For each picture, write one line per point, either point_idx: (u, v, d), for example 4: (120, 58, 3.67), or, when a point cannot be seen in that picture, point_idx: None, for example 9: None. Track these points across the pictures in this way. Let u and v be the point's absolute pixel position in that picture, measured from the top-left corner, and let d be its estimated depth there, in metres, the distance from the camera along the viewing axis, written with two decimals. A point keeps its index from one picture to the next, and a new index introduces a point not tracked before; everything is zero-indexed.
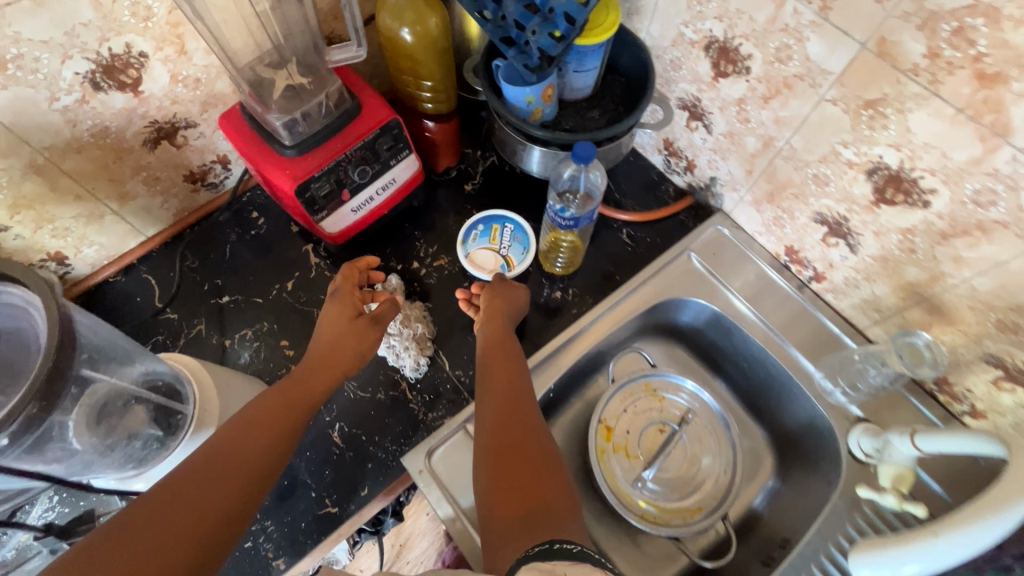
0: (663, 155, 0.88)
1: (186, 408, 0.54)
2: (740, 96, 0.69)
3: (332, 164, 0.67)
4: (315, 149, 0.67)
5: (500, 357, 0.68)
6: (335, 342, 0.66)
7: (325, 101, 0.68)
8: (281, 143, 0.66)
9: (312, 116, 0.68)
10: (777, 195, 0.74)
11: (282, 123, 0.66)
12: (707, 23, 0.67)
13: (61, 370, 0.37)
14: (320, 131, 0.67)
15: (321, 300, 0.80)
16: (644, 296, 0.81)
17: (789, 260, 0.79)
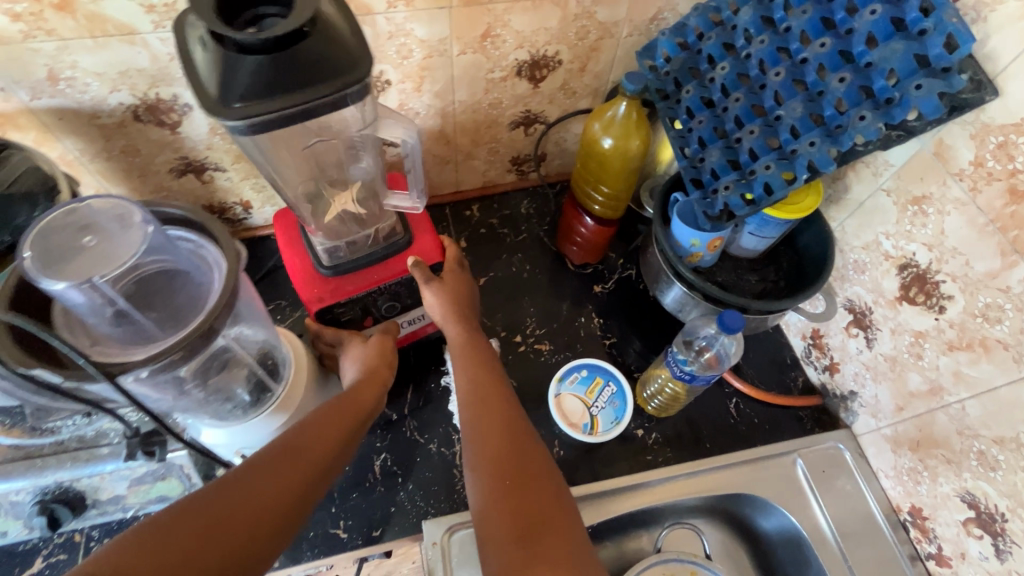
0: (806, 342, 0.82)
1: (276, 388, 0.59)
2: (922, 330, 0.63)
3: (361, 293, 0.66)
4: (350, 273, 0.66)
5: (500, 398, 0.63)
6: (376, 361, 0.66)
7: (375, 233, 0.68)
8: (319, 262, 0.67)
9: (357, 244, 0.68)
10: (923, 447, 0.65)
11: (324, 246, 0.67)
12: (912, 245, 0.62)
13: (214, 329, 0.41)
14: (360, 259, 0.67)
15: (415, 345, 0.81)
16: (728, 480, 0.73)
17: (911, 521, 0.68)
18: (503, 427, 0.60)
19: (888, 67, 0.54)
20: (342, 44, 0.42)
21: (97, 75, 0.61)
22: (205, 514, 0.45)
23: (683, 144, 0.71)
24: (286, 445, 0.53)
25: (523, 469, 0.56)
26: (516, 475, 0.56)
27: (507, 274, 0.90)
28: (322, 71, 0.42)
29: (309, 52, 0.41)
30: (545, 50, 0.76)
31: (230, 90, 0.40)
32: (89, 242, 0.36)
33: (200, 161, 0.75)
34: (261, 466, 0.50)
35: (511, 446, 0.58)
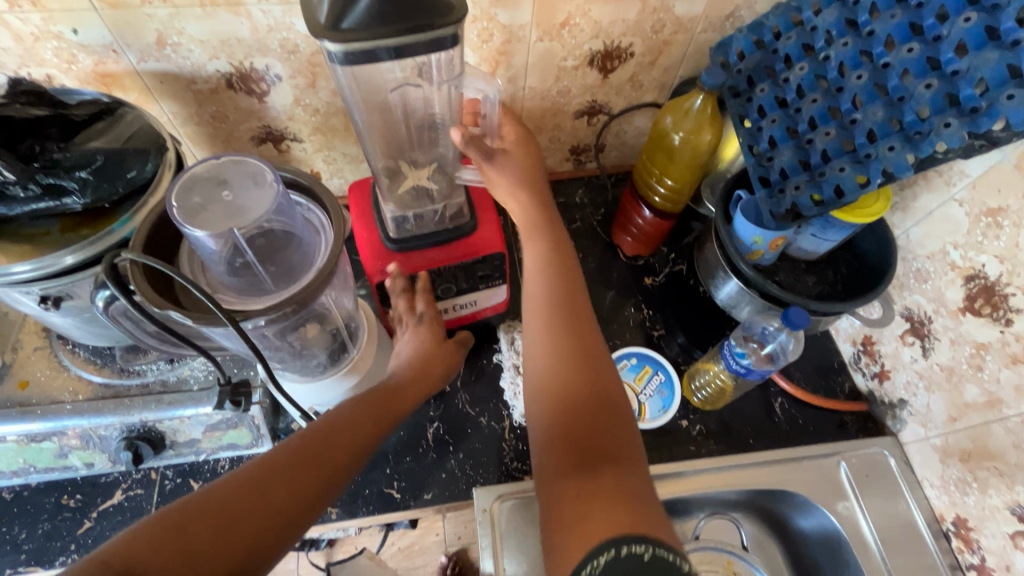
0: (856, 348, 0.82)
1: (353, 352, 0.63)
2: (985, 342, 0.63)
3: (422, 272, 0.66)
4: (415, 250, 0.66)
5: (574, 350, 0.57)
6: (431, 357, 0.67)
7: (443, 211, 0.68)
8: (387, 234, 0.66)
9: (424, 219, 0.67)
10: (975, 459, 0.65)
11: (393, 217, 0.67)
12: (982, 256, 0.62)
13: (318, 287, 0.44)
14: (426, 236, 0.66)
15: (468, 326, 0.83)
16: (770, 476, 0.74)
17: (954, 531, 0.69)
18: (576, 382, 0.55)
19: (978, 76, 0.54)
20: None
21: (200, 42, 0.64)
22: (219, 502, 0.43)
23: (752, 141, 0.71)
24: (308, 443, 0.49)
25: (595, 426, 0.52)
26: (587, 433, 0.52)
27: None
28: (428, 12, 0.45)
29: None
30: (620, 41, 0.77)
31: (343, 18, 0.44)
32: (226, 197, 0.40)
33: (280, 131, 0.78)
34: (280, 460, 0.47)
35: (584, 402, 0.54)
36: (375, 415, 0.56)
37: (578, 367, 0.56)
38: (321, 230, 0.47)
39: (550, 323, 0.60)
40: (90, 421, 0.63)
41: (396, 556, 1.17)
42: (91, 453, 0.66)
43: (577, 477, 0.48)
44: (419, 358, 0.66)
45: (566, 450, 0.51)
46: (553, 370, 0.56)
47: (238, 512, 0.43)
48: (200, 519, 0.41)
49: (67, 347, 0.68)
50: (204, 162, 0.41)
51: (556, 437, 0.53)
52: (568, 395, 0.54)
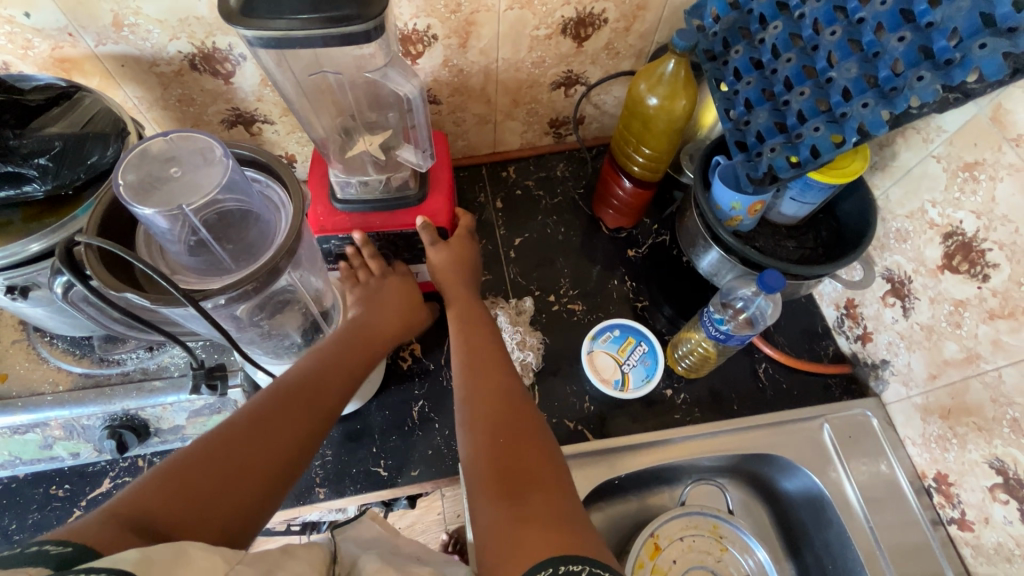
0: (839, 312, 0.82)
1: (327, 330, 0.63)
2: (963, 299, 0.63)
3: (360, 233, 0.67)
4: (356, 212, 0.67)
5: (505, 407, 0.57)
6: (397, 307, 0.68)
7: (389, 180, 0.69)
8: (333, 196, 0.68)
9: (370, 186, 0.68)
10: (954, 415, 0.66)
11: (338, 180, 0.68)
12: (960, 212, 0.62)
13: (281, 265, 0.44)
14: (368, 201, 0.67)
15: None
16: (754, 441, 0.75)
17: (935, 487, 0.69)
18: (500, 431, 0.55)
19: (952, 27, 0.53)
20: None
21: (159, 22, 0.62)
22: (217, 452, 0.47)
23: (728, 106, 0.70)
24: (288, 395, 0.53)
25: (528, 460, 0.52)
26: (515, 468, 0.51)
27: (541, 235, 0.91)
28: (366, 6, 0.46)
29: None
30: (592, 7, 0.75)
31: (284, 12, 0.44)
32: (174, 174, 0.39)
33: (250, 113, 0.77)
34: (265, 413, 0.51)
35: (513, 440, 0.54)
36: (354, 364, 0.60)
37: (507, 421, 0.56)
38: (272, 205, 0.47)
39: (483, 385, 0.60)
40: (71, 411, 0.63)
41: (395, 535, 1.19)
42: (76, 443, 0.66)
43: (509, 508, 0.47)
44: (376, 304, 0.67)
45: (491, 480, 0.50)
46: (483, 428, 0.55)
47: (238, 461, 0.47)
48: (202, 469, 0.45)
49: (45, 339, 0.68)
50: (153, 139, 0.40)
51: (483, 473, 0.51)
52: (494, 441, 0.54)
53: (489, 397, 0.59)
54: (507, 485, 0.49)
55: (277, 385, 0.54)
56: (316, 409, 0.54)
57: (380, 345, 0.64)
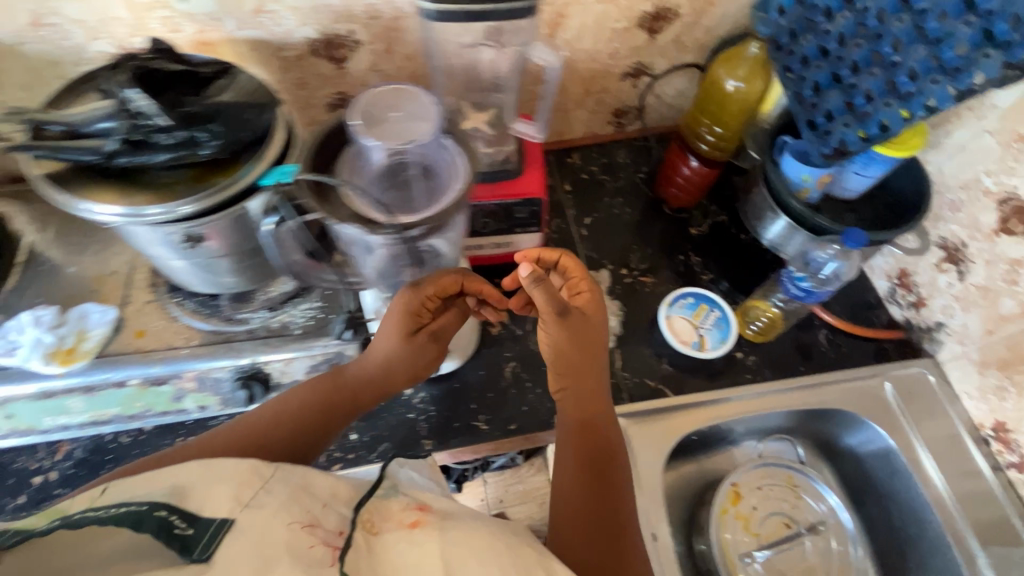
0: (891, 282, 0.89)
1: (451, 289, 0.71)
2: (1019, 258, 0.70)
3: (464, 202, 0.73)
4: None
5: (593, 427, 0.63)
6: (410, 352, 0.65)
7: (493, 155, 0.76)
8: None
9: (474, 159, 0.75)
10: (1011, 366, 0.72)
11: None
12: (1014, 179, 0.69)
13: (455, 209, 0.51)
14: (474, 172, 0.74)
15: None
16: (823, 397, 0.81)
17: (993, 435, 0.76)
18: (586, 450, 0.62)
19: (1012, 11, 0.58)
20: None
21: (294, 9, 0.69)
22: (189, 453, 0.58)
23: (798, 89, 0.77)
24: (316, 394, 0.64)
25: (607, 479, 0.62)
26: (595, 490, 0.61)
27: (609, 215, 0.98)
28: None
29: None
30: (668, 2, 0.83)
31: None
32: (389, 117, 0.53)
33: (353, 97, 0.83)
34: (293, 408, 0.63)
35: (596, 466, 0.62)
36: (342, 406, 0.65)
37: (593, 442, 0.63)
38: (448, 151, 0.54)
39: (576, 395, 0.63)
40: (206, 363, 0.68)
41: None
42: (206, 396, 0.72)
43: (580, 521, 0.60)
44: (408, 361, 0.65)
45: (577, 508, 0.60)
46: (573, 445, 0.63)
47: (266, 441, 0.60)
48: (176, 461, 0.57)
49: (174, 299, 0.73)
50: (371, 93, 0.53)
51: (576, 480, 0.61)
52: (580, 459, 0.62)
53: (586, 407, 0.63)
54: (588, 495, 0.60)
55: (274, 407, 0.63)
56: (291, 437, 0.62)
57: (407, 372, 0.66)
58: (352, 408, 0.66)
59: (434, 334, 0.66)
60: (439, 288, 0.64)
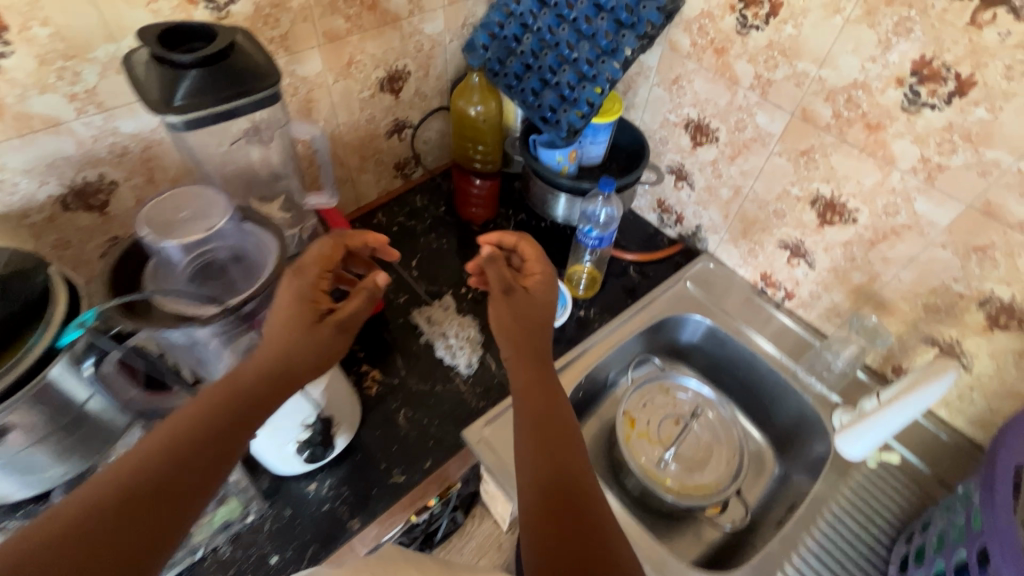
0: (657, 213, 1.12)
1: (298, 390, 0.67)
2: (713, 159, 0.95)
3: None
4: None
5: (549, 397, 0.64)
6: (286, 354, 0.54)
7: (302, 232, 0.77)
8: None
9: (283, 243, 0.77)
10: (749, 231, 0.96)
11: None
12: (685, 109, 0.95)
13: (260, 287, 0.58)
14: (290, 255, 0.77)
15: (395, 325, 0.94)
16: (649, 314, 0.99)
17: (765, 285, 1.00)
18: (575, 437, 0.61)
19: (602, 32, 0.87)
20: (255, 62, 0.58)
21: (25, 171, 0.66)
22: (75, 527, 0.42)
23: (523, 98, 0.96)
24: (185, 438, 0.48)
25: (563, 428, 0.62)
26: (548, 429, 0.61)
27: (430, 252, 1.07)
28: (246, 81, 0.57)
29: (226, 72, 0.56)
30: (396, 65, 0.96)
31: (174, 96, 0.53)
32: (187, 216, 0.60)
33: (129, 235, 0.80)
34: (215, 428, 0.50)
35: (562, 445, 0.60)
36: (224, 442, 0.50)
37: (521, 358, 0.66)
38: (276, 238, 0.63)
39: (529, 357, 0.67)
40: None
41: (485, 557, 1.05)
42: None
43: (539, 456, 0.58)
44: (290, 354, 0.54)
45: (537, 435, 0.60)
46: (533, 408, 0.63)
47: (155, 456, 0.47)
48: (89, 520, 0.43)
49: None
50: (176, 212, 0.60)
51: (530, 429, 0.61)
52: (561, 423, 0.62)
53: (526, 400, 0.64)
54: (562, 441, 0.60)
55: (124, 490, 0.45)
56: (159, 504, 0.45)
57: (315, 357, 0.56)
58: (249, 422, 0.52)
59: (338, 323, 0.57)
60: (320, 259, 0.60)
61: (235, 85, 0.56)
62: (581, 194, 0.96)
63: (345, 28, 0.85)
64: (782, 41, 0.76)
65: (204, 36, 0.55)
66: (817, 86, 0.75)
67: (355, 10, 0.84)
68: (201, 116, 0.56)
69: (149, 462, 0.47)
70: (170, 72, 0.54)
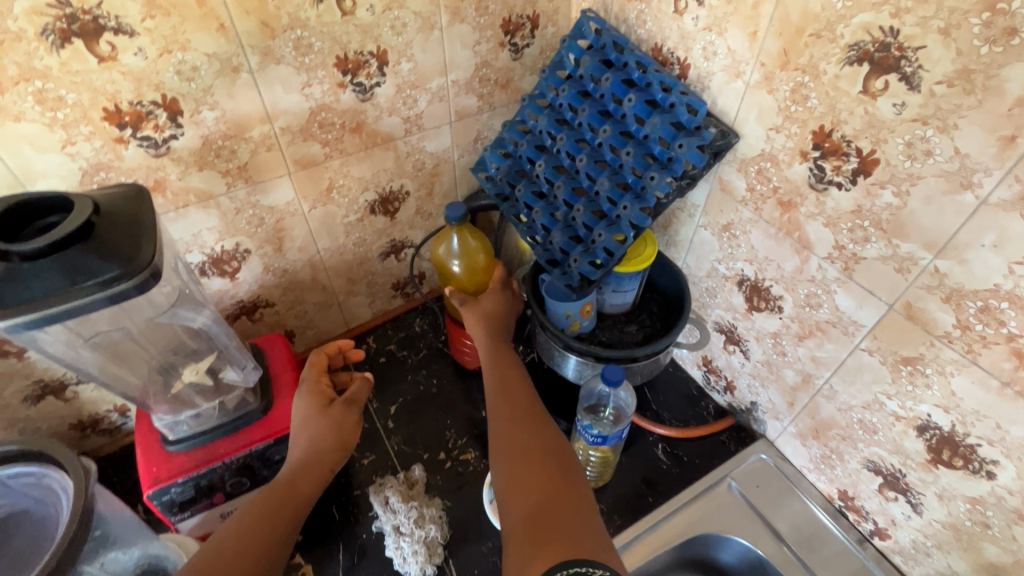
0: (702, 371, 0.88)
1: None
2: (775, 330, 0.71)
3: (205, 468, 0.62)
4: (200, 447, 0.63)
5: (529, 426, 0.61)
6: (314, 438, 0.61)
7: (224, 403, 0.65)
8: (166, 437, 0.63)
9: (203, 415, 0.64)
10: (822, 432, 0.70)
11: (166, 422, 0.63)
12: (738, 263, 0.72)
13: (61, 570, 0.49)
14: (207, 432, 0.63)
15: (347, 498, 0.77)
16: (674, 527, 0.74)
17: (845, 506, 0.72)
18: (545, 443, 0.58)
19: (630, 167, 0.69)
20: (135, 232, 0.47)
21: None
22: None
23: (531, 233, 0.79)
24: (254, 511, 0.54)
25: (536, 454, 0.56)
26: (523, 456, 0.56)
27: (415, 394, 0.90)
28: (118, 256, 0.45)
29: (89, 251, 0.44)
30: (390, 186, 0.84)
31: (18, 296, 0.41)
32: None
33: (58, 379, 0.71)
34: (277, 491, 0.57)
35: (530, 467, 0.55)
36: (286, 500, 0.56)
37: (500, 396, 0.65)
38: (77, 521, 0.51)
39: (508, 398, 0.65)
40: None
41: None
42: None
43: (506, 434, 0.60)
44: (314, 429, 0.62)
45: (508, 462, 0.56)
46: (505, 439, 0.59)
47: (247, 530, 0.52)
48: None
49: None
50: None
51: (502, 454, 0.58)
52: (535, 443, 0.58)
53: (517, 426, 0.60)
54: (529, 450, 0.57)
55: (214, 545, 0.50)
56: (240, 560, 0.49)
57: (332, 439, 0.62)
58: (303, 488, 0.58)
59: (347, 399, 0.66)
60: (315, 367, 0.69)
61: (122, 250, 0.45)
62: (595, 357, 0.75)
63: (323, 153, 0.73)
64: (873, 210, 0.53)
65: (60, 208, 0.45)
66: (930, 280, 0.51)
67: (334, 134, 0.73)
68: (88, 302, 0.44)
69: (227, 538, 0.51)
70: (29, 266, 0.42)
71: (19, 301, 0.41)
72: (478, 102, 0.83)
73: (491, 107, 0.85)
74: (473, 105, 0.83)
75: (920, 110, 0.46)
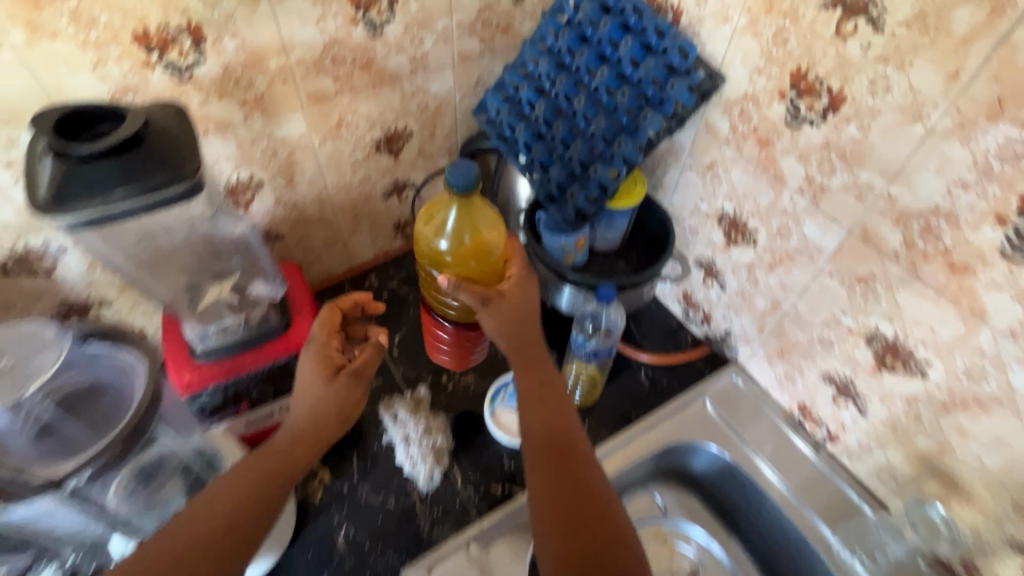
0: (682, 306, 0.96)
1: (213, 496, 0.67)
2: (750, 262, 0.78)
3: (234, 376, 0.68)
4: (227, 357, 0.69)
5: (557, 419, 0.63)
6: (315, 409, 0.61)
7: (247, 318, 0.69)
8: (194, 348, 0.68)
9: (228, 329, 0.69)
10: (786, 352, 0.79)
11: (194, 333, 0.68)
12: (719, 201, 0.79)
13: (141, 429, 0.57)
14: (234, 343, 0.69)
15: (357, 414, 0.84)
16: (653, 438, 0.83)
17: (803, 417, 0.82)
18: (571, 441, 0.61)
19: (624, 107, 0.74)
20: (178, 142, 0.51)
21: None
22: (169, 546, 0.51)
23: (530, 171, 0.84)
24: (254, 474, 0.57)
25: (566, 453, 0.60)
26: (556, 457, 0.60)
27: (417, 326, 0.96)
28: (167, 163, 0.49)
29: (141, 156, 0.48)
30: (396, 125, 0.87)
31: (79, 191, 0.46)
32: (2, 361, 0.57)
33: (81, 300, 0.74)
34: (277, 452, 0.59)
35: (565, 469, 0.59)
36: (289, 467, 0.59)
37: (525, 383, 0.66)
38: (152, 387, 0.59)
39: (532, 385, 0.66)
40: None
41: None
42: None
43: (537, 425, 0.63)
44: (318, 409, 0.61)
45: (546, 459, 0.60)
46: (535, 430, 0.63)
47: (224, 494, 0.55)
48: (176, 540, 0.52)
49: None
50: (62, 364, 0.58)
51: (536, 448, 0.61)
52: (564, 441, 0.61)
53: (540, 409, 0.64)
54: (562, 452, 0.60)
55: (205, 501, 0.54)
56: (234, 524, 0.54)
57: (336, 411, 0.62)
58: (308, 446, 0.60)
59: (355, 370, 0.64)
60: (325, 324, 0.67)
61: (171, 157, 0.50)
62: (587, 286, 0.82)
63: (333, 89, 0.77)
64: (839, 143, 0.60)
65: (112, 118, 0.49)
66: (883, 205, 0.58)
67: (345, 70, 0.76)
68: (140, 204, 0.48)
69: (220, 497, 0.55)
70: (89, 166, 0.46)
71: (83, 195, 0.46)
72: (480, 45, 0.87)
73: (492, 51, 0.89)
74: (475, 49, 0.87)
75: (883, 50, 0.53)
